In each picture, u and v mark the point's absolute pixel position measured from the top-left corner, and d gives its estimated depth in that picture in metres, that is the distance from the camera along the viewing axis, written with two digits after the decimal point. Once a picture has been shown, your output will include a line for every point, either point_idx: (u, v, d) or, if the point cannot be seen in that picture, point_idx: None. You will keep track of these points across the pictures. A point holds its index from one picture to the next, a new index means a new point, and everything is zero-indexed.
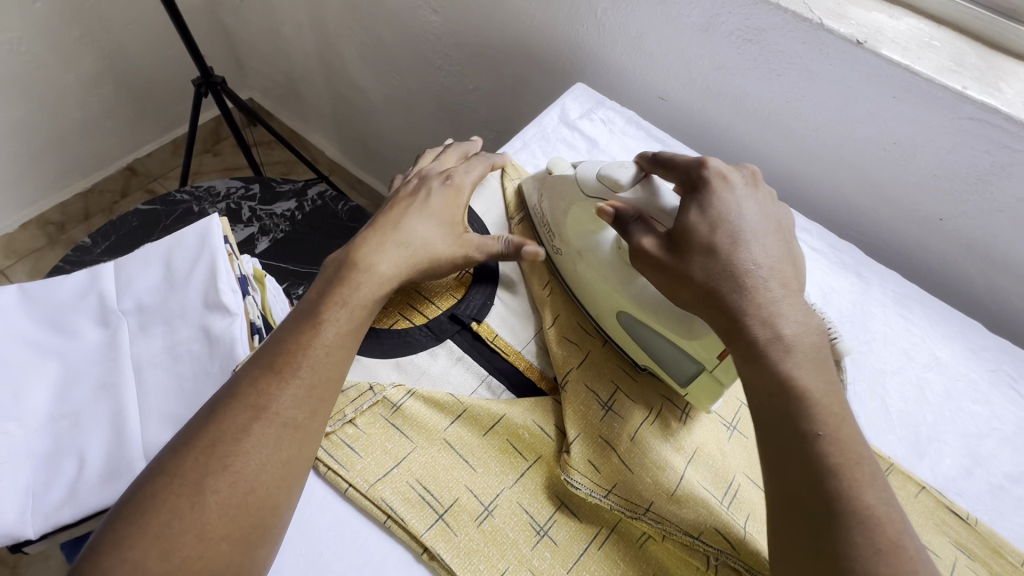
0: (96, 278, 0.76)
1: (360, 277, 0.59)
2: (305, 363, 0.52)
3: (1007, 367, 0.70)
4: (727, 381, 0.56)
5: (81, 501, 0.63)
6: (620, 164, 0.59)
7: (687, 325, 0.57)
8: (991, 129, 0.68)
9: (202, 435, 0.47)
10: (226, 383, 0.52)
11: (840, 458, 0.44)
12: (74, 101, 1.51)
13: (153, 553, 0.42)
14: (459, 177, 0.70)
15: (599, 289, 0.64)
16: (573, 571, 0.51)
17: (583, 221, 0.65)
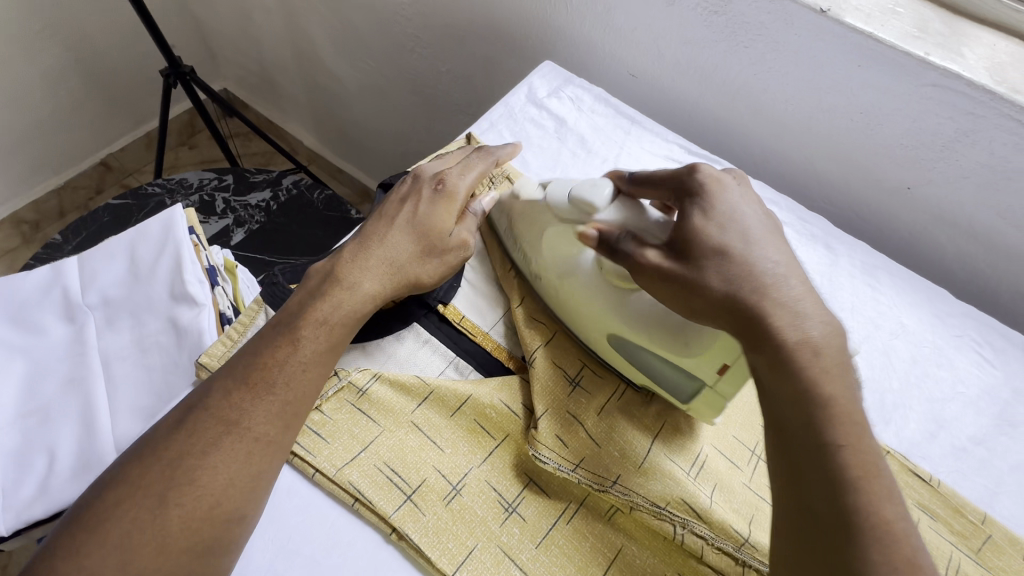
0: (61, 273, 0.75)
1: (342, 295, 0.55)
2: (279, 379, 0.50)
3: (972, 332, 0.71)
4: (729, 397, 0.53)
5: (52, 496, 0.62)
6: (592, 183, 0.56)
7: (683, 342, 0.53)
8: (955, 96, 0.68)
9: (168, 446, 0.47)
10: (199, 389, 0.51)
11: (862, 472, 0.41)
12: (40, 97, 1.48)
13: (111, 563, 0.42)
14: (452, 183, 0.61)
15: (588, 315, 0.59)
16: (541, 546, 0.52)
17: (561, 243, 0.61)
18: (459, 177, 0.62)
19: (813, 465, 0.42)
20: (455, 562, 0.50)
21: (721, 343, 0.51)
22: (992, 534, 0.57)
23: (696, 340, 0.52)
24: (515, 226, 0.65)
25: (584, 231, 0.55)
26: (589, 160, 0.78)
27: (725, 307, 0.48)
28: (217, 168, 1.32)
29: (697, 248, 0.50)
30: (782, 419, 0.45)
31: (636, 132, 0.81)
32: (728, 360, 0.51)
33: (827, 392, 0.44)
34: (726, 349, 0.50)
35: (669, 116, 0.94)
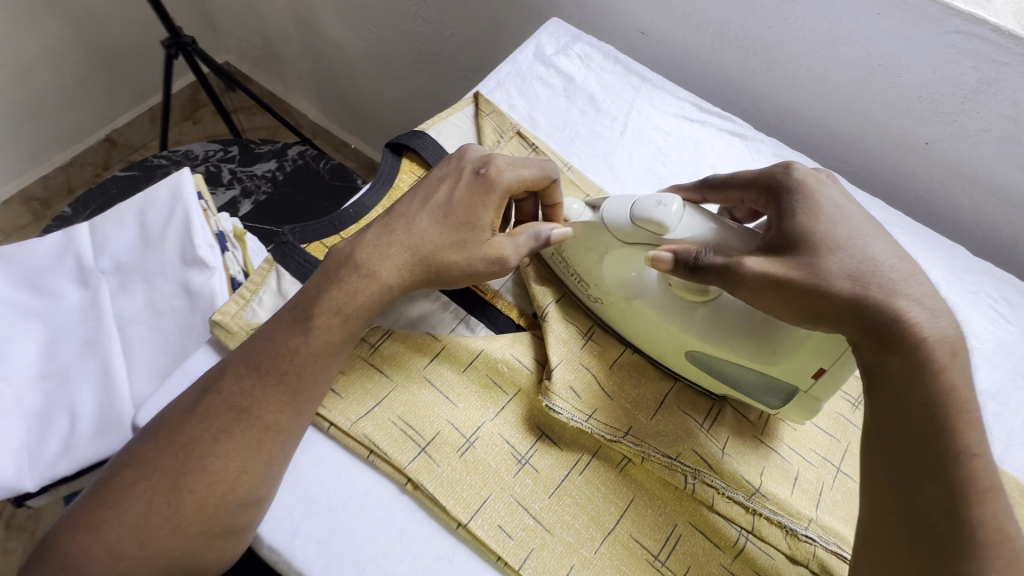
0: (72, 239, 0.75)
1: (359, 283, 0.53)
2: (291, 368, 0.50)
3: (989, 288, 0.70)
4: (824, 397, 0.52)
5: (76, 454, 0.64)
6: (659, 203, 0.53)
7: (768, 351, 0.52)
8: (979, 43, 0.66)
9: (182, 431, 0.47)
10: (213, 371, 0.51)
11: (986, 488, 0.42)
12: (43, 70, 1.46)
13: (128, 539, 0.44)
14: (494, 171, 0.57)
15: (659, 331, 0.57)
16: (554, 496, 0.53)
17: (622, 263, 0.58)
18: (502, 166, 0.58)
19: (926, 478, 0.43)
20: (469, 510, 0.51)
21: (823, 345, 0.49)
22: (1003, 484, 0.58)
23: (786, 344, 0.51)
24: (565, 251, 0.61)
25: (655, 253, 0.52)
26: (598, 119, 0.76)
27: (850, 310, 0.45)
28: (222, 140, 1.31)
29: (805, 243, 0.48)
30: (905, 426, 0.44)
31: (646, 90, 0.79)
32: (823, 362, 0.50)
33: (960, 397, 0.43)
34: (825, 351, 0.49)
35: (680, 75, 0.92)
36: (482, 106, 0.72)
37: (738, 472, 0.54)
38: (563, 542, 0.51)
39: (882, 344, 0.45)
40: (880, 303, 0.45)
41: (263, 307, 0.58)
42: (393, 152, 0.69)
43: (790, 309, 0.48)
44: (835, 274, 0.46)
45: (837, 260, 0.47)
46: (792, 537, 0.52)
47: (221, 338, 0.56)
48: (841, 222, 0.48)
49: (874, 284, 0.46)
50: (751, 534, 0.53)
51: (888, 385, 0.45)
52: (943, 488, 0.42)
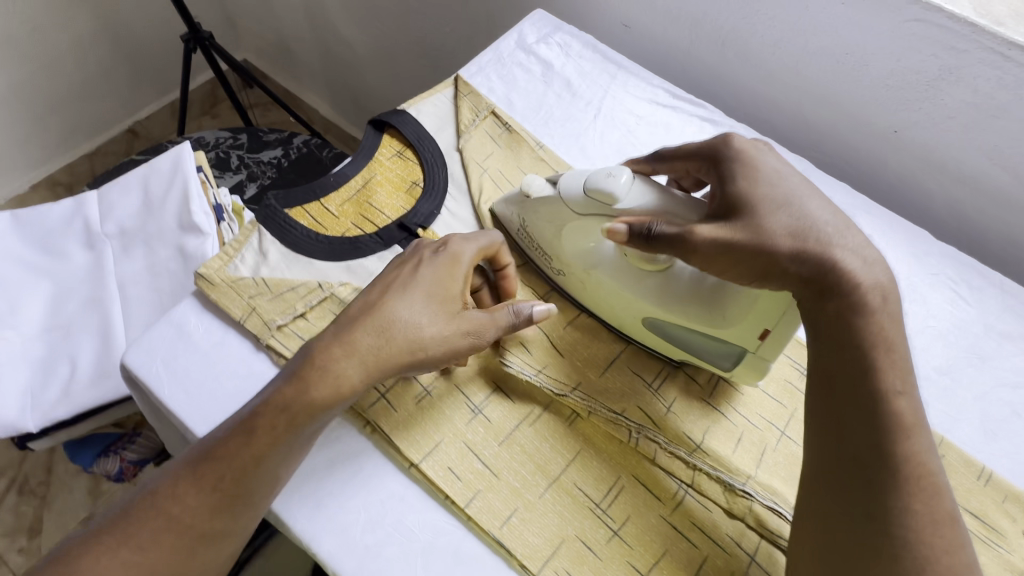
0: (80, 205, 0.81)
1: (311, 377, 0.48)
2: (230, 472, 0.46)
3: (950, 271, 0.71)
4: (770, 357, 0.55)
5: (74, 399, 0.69)
6: (609, 174, 0.55)
7: (718, 314, 0.55)
8: (937, 31, 0.68)
9: (112, 531, 0.45)
10: (155, 471, 0.49)
11: (913, 422, 0.44)
12: (71, 62, 1.56)
13: None
14: (455, 247, 0.56)
15: (620, 301, 0.59)
16: (504, 444, 0.56)
17: (580, 237, 0.60)
18: (463, 245, 0.57)
19: (858, 412, 0.45)
20: (422, 452, 0.54)
21: (767, 306, 0.52)
22: (946, 454, 0.59)
23: (732, 308, 0.54)
24: (529, 228, 0.64)
25: (611, 224, 0.53)
26: (573, 103, 0.80)
27: (793, 267, 0.48)
28: (232, 128, 1.38)
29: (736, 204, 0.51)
30: (839, 368, 0.47)
31: (622, 77, 0.83)
32: (767, 324, 0.53)
33: (887, 340, 0.46)
34: (767, 310, 0.53)
35: (661, 66, 0.95)
36: (461, 88, 0.77)
37: (681, 430, 0.57)
38: (508, 485, 0.54)
39: (820, 291, 0.48)
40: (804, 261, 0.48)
41: (245, 264, 0.62)
42: (376, 128, 0.73)
43: (737, 272, 0.51)
44: (779, 232, 0.49)
45: (778, 220, 0.49)
46: (730, 493, 0.55)
47: (204, 290, 0.60)
48: (778, 184, 0.51)
49: (803, 243, 0.48)
50: (691, 488, 0.55)
51: (824, 330, 0.48)
52: (874, 426, 0.44)
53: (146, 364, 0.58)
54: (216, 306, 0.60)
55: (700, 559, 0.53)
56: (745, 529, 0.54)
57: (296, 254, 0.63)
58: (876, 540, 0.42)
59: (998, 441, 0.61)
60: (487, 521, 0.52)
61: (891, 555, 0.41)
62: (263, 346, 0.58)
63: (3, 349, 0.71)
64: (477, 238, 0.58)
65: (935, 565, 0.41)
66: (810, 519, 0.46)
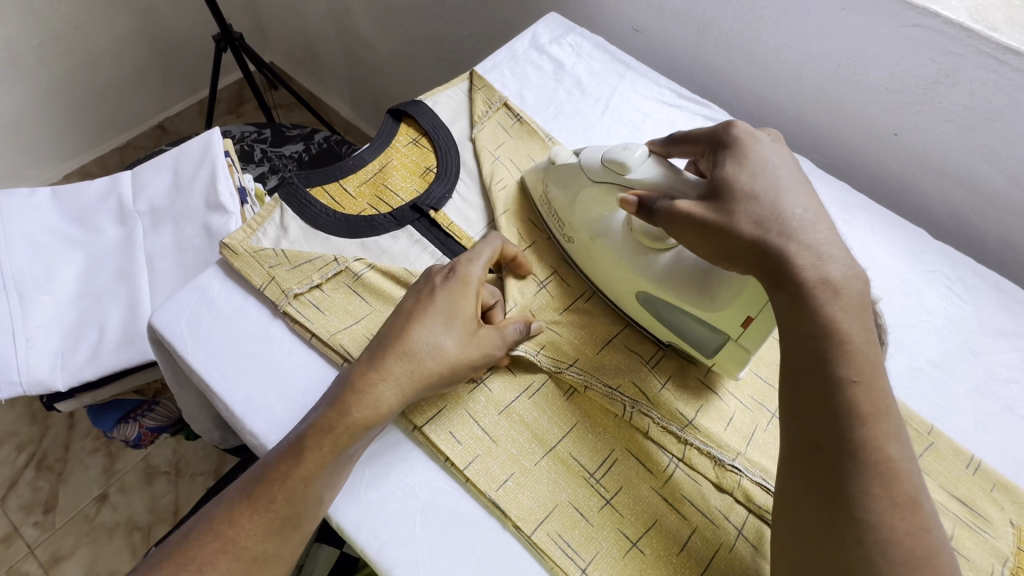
0: (115, 184, 0.86)
1: (353, 402, 0.51)
2: (281, 495, 0.48)
3: (946, 269, 0.73)
4: (752, 347, 0.56)
5: (102, 362, 0.73)
6: (626, 147, 0.59)
7: (705, 296, 0.56)
8: (934, 36, 0.70)
9: (166, 562, 0.46)
10: (204, 504, 0.50)
11: (872, 409, 0.44)
12: (109, 59, 1.64)
13: None
14: (465, 270, 0.58)
15: (614, 272, 0.63)
16: (504, 414, 0.58)
17: (593, 204, 0.64)
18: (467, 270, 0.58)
19: (820, 399, 0.45)
20: (426, 417, 0.57)
21: (751, 295, 0.53)
22: (936, 442, 0.60)
23: (718, 294, 0.56)
24: (549, 194, 0.68)
25: (624, 196, 0.56)
26: (582, 99, 0.84)
27: (753, 248, 0.49)
28: (257, 123, 1.44)
29: (729, 189, 0.51)
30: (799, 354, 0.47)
31: (630, 76, 0.87)
32: (750, 311, 0.54)
33: (843, 328, 0.45)
34: (751, 299, 0.54)
35: (670, 69, 0.99)
36: (476, 82, 0.81)
37: (674, 407, 0.59)
38: (506, 452, 0.57)
39: (773, 280, 0.48)
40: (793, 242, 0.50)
41: (267, 237, 0.66)
42: (393, 117, 0.77)
43: (698, 249, 0.52)
44: (744, 220, 0.49)
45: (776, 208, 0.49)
46: (720, 468, 0.56)
47: (228, 258, 0.64)
48: (761, 172, 0.51)
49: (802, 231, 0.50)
50: (682, 462, 0.57)
51: (784, 318, 0.48)
52: (832, 412, 0.44)
53: (172, 325, 0.62)
54: (238, 274, 0.64)
55: (689, 530, 0.54)
56: (734, 503, 0.56)
57: (314, 229, 0.67)
58: (841, 525, 0.42)
59: (987, 433, 0.62)
60: (483, 484, 0.55)
61: (855, 539, 0.41)
62: (280, 313, 0.62)
63: (38, 313, 0.76)
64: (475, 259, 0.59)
65: (897, 547, 0.41)
66: (780, 511, 0.46)
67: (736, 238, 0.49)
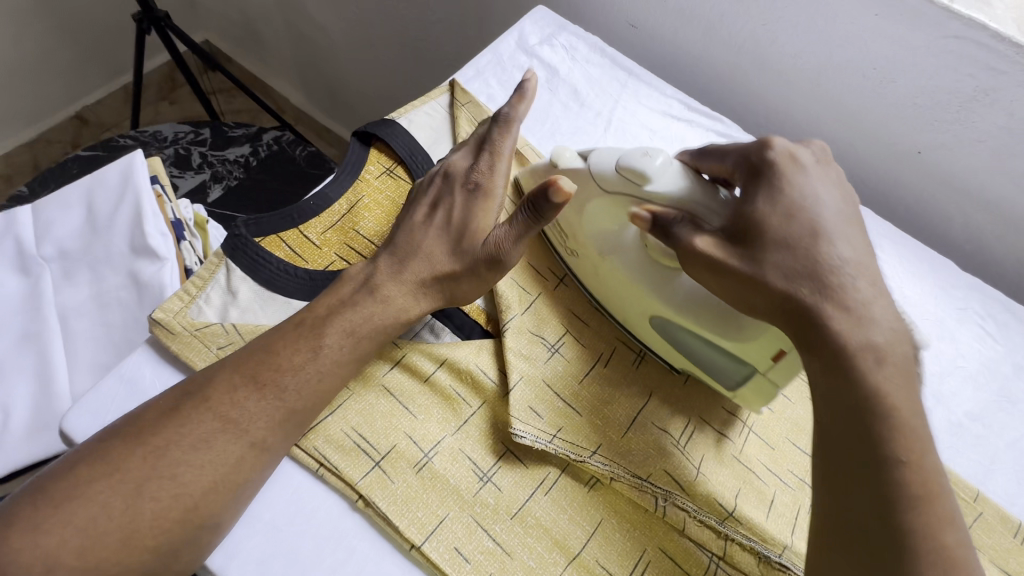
0: (13, 221, 0.70)
1: (370, 304, 0.50)
2: (291, 385, 0.47)
3: (976, 306, 0.68)
4: (781, 383, 0.50)
5: (5, 456, 0.59)
6: (645, 153, 0.50)
7: (734, 325, 0.49)
8: (977, 49, 0.63)
9: (157, 434, 0.44)
10: (195, 375, 0.48)
11: (942, 543, 0.37)
12: (7, 41, 1.39)
13: (67, 545, 0.40)
14: (489, 181, 0.53)
15: (627, 292, 0.56)
16: (517, 518, 0.49)
17: (599, 215, 0.55)
18: (500, 135, 0.55)
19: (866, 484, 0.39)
20: (424, 531, 0.47)
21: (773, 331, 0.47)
22: (983, 511, 0.56)
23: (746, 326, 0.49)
24: None
25: (636, 211, 0.49)
26: (581, 113, 0.73)
27: (784, 305, 0.43)
28: (193, 122, 1.26)
29: (760, 231, 0.45)
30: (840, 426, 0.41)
31: (632, 85, 0.76)
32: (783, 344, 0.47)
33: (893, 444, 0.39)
34: (780, 334, 0.47)
35: (670, 71, 0.88)
36: (458, 96, 0.68)
37: (713, 495, 0.51)
38: (523, 566, 0.48)
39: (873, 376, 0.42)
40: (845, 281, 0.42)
41: (211, 306, 0.54)
42: (361, 141, 0.64)
43: (724, 291, 0.47)
44: (778, 267, 0.44)
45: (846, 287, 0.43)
46: (765, 565, 0.50)
47: (161, 338, 0.51)
48: (802, 212, 0.45)
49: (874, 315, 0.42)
50: (722, 560, 0.50)
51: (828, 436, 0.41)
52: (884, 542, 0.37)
53: (92, 429, 0.48)
54: (177, 357, 0.51)
55: None
56: None
57: (272, 293, 0.55)
58: None
59: None
60: None
61: None
62: None
63: None
64: (507, 122, 0.54)
65: None
66: None
67: (768, 294, 0.44)
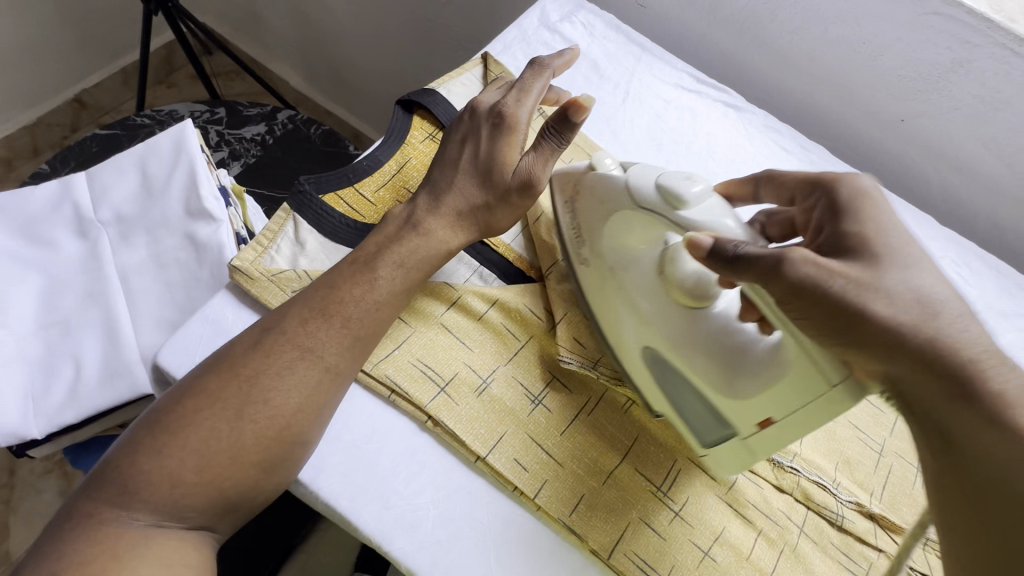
0: (69, 188, 0.73)
1: (417, 239, 0.55)
2: (355, 314, 0.51)
3: (953, 255, 0.77)
4: (761, 450, 0.50)
5: (84, 403, 0.64)
6: (687, 177, 0.50)
7: (734, 383, 0.50)
8: (955, 24, 0.71)
9: (245, 364, 0.48)
10: (268, 317, 0.52)
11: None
12: (9, 21, 1.39)
13: (188, 467, 0.44)
14: (513, 114, 0.59)
15: (635, 318, 0.57)
16: (567, 434, 0.56)
17: (630, 228, 0.57)
18: (532, 78, 0.61)
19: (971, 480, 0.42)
20: (488, 445, 0.54)
21: (799, 387, 0.45)
22: None
23: (756, 384, 0.49)
24: (578, 207, 0.61)
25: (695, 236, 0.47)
26: (601, 85, 0.80)
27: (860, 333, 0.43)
28: (208, 101, 1.28)
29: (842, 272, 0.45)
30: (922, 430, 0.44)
31: (646, 59, 0.83)
32: (774, 413, 0.47)
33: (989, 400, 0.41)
34: (776, 402, 0.47)
35: (675, 47, 0.94)
36: (491, 67, 0.74)
37: None
38: (575, 474, 0.55)
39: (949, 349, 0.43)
40: (929, 322, 0.43)
41: (282, 256, 0.59)
42: (405, 108, 0.70)
43: (808, 322, 0.44)
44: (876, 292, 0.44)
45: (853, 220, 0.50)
46: (778, 469, 0.59)
47: (242, 284, 0.56)
48: (880, 248, 0.46)
49: None
50: (742, 467, 0.59)
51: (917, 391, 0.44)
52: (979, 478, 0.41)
53: (185, 364, 0.54)
54: (255, 301, 0.57)
55: (755, 533, 0.56)
56: (793, 502, 0.58)
57: (335, 244, 0.60)
58: None
59: None
60: (557, 510, 0.53)
61: None
62: None
63: None
64: (542, 68, 0.62)
65: None
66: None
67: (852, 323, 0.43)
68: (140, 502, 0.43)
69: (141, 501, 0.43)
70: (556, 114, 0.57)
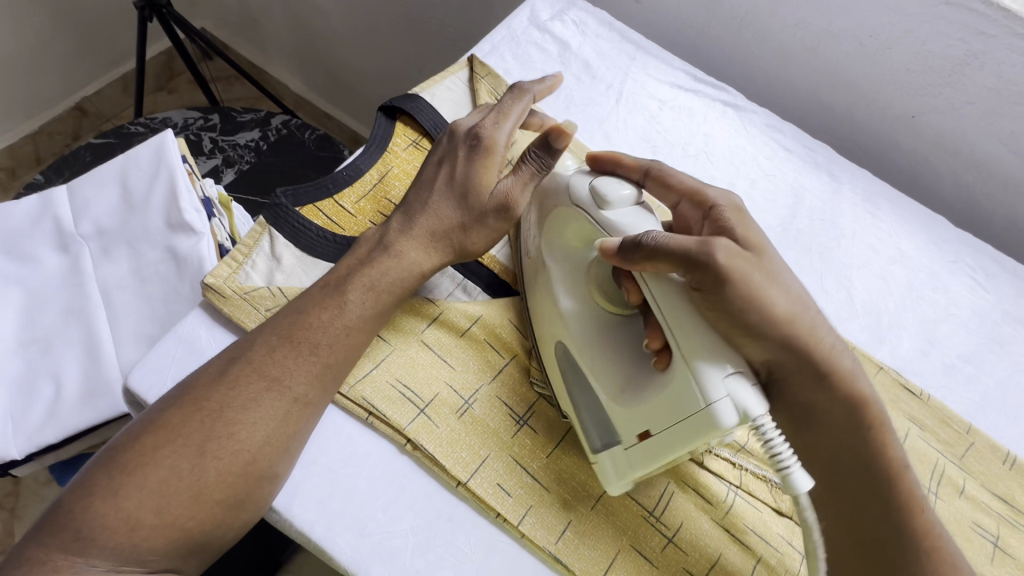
0: (50, 202, 0.72)
1: (391, 262, 0.53)
2: (324, 341, 0.49)
3: (967, 258, 0.72)
4: (639, 465, 0.48)
5: (63, 422, 0.62)
6: (619, 182, 0.52)
7: (636, 392, 0.49)
8: (969, 15, 0.67)
9: (210, 397, 0.46)
10: (235, 344, 0.50)
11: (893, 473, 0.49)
12: (8, 31, 1.39)
13: (148, 507, 0.43)
14: (490, 137, 0.56)
15: (550, 312, 0.56)
16: (552, 456, 0.54)
17: (568, 226, 0.55)
18: (511, 102, 0.58)
19: (821, 457, 0.52)
20: (469, 469, 0.51)
21: (677, 401, 0.44)
22: (974, 441, 0.61)
23: (646, 395, 0.48)
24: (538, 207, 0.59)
25: (606, 240, 0.49)
26: (593, 85, 0.77)
27: (756, 339, 0.47)
28: (202, 108, 1.27)
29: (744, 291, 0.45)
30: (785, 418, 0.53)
31: (641, 58, 0.79)
32: (651, 426, 0.47)
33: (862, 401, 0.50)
34: (660, 416, 0.46)
35: (672, 44, 0.90)
36: (477, 69, 0.72)
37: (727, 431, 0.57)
38: (561, 499, 0.52)
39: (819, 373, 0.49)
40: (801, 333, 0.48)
41: (257, 271, 0.57)
42: (387, 115, 0.67)
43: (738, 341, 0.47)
44: (767, 309, 0.47)
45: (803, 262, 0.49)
46: (776, 490, 0.56)
47: (214, 302, 0.54)
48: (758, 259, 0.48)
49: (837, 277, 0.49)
50: (740, 489, 0.56)
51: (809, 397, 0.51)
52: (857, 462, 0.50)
53: (156, 386, 0.52)
54: (229, 319, 0.55)
55: (753, 561, 0.53)
56: (794, 527, 0.55)
57: (314, 258, 0.58)
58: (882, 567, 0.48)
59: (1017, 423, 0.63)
60: (541, 538, 0.50)
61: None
62: None
63: None
64: (523, 92, 0.59)
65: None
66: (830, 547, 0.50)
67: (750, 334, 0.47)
68: (97, 546, 0.42)
69: (97, 546, 0.42)
70: (538, 139, 0.55)
